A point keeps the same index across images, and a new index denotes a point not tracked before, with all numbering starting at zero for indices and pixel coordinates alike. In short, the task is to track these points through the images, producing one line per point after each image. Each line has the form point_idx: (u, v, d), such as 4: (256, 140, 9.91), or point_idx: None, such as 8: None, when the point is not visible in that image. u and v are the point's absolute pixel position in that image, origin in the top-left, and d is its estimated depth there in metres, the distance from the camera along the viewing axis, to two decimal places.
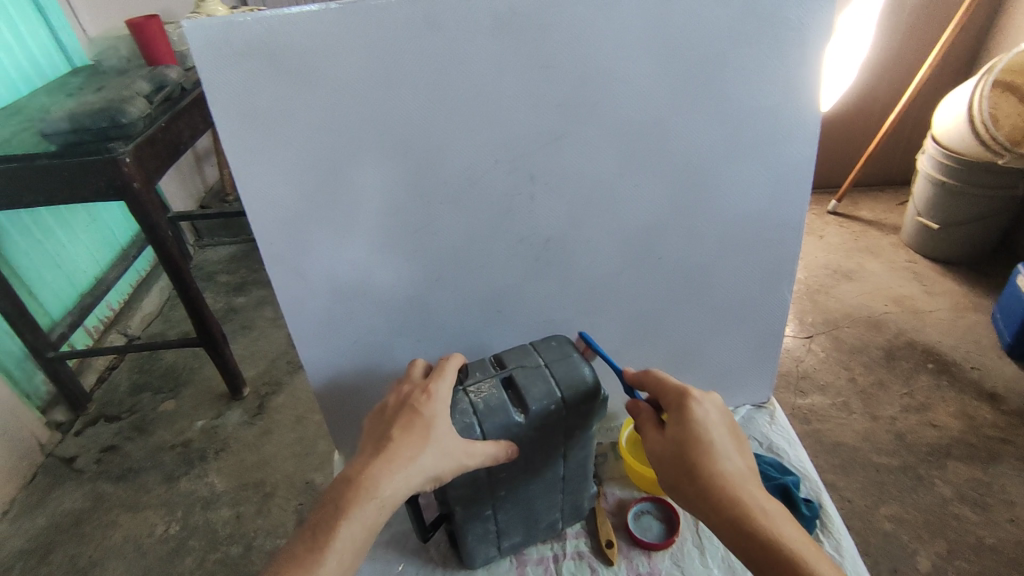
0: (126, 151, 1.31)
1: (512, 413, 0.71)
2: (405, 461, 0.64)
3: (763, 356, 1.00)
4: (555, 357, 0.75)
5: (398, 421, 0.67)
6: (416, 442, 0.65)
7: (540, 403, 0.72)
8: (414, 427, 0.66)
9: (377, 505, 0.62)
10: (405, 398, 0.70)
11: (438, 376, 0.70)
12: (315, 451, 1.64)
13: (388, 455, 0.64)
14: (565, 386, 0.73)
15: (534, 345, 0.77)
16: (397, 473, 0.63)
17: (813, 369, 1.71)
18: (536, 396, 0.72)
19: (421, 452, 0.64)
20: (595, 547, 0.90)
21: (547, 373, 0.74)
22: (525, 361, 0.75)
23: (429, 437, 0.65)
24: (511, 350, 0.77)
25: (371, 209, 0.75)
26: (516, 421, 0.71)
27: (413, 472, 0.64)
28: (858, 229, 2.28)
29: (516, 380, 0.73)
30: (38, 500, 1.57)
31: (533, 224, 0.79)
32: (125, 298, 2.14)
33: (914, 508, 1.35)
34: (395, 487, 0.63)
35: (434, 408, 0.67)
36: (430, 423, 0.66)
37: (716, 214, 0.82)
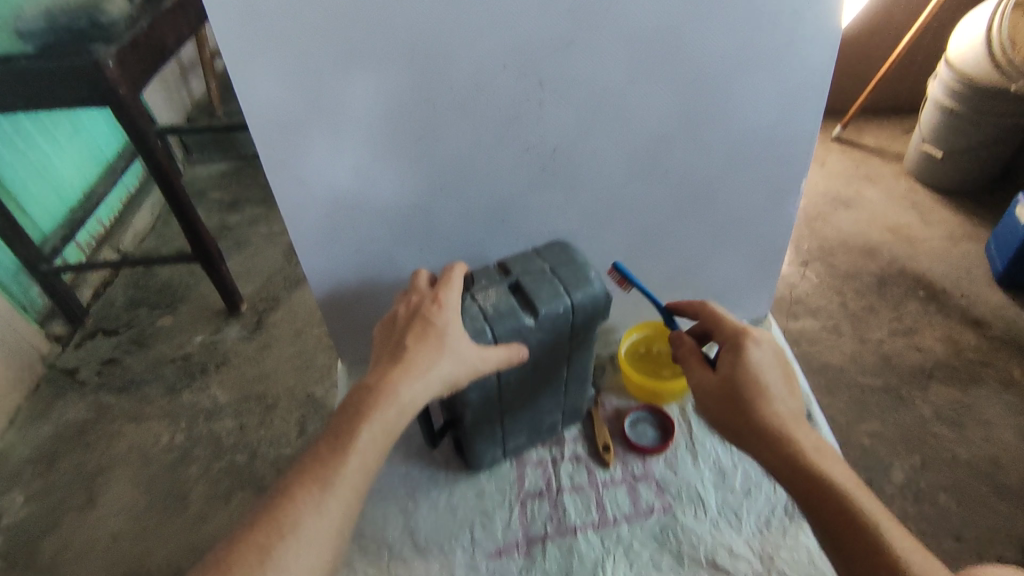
0: (109, 53, 1.24)
1: (522, 316, 0.72)
2: (421, 369, 0.64)
3: (764, 272, 1.01)
4: (559, 264, 0.77)
5: (412, 331, 0.66)
6: (432, 352, 0.65)
7: (550, 305, 0.73)
8: (428, 337, 0.66)
9: (398, 411, 0.62)
10: (416, 308, 0.69)
11: (446, 285, 0.71)
12: (315, 366, 1.66)
13: (405, 362, 0.64)
14: (572, 289, 0.74)
15: (536, 252, 0.79)
16: (417, 379, 0.63)
17: (807, 294, 1.73)
18: (546, 298, 0.73)
19: (438, 360, 0.65)
20: (592, 451, 0.94)
21: (553, 277, 0.75)
22: (531, 268, 0.77)
23: (443, 346, 0.65)
24: (513, 258, 0.78)
25: (374, 113, 0.72)
26: (527, 323, 0.72)
27: (431, 379, 0.64)
28: (860, 156, 2.25)
29: (523, 286, 0.74)
30: (43, 410, 1.60)
31: (542, 132, 0.77)
32: (115, 214, 2.09)
33: (893, 425, 1.42)
34: (415, 393, 0.63)
35: (447, 318, 0.68)
36: (443, 331, 0.67)
37: (728, 126, 0.80)
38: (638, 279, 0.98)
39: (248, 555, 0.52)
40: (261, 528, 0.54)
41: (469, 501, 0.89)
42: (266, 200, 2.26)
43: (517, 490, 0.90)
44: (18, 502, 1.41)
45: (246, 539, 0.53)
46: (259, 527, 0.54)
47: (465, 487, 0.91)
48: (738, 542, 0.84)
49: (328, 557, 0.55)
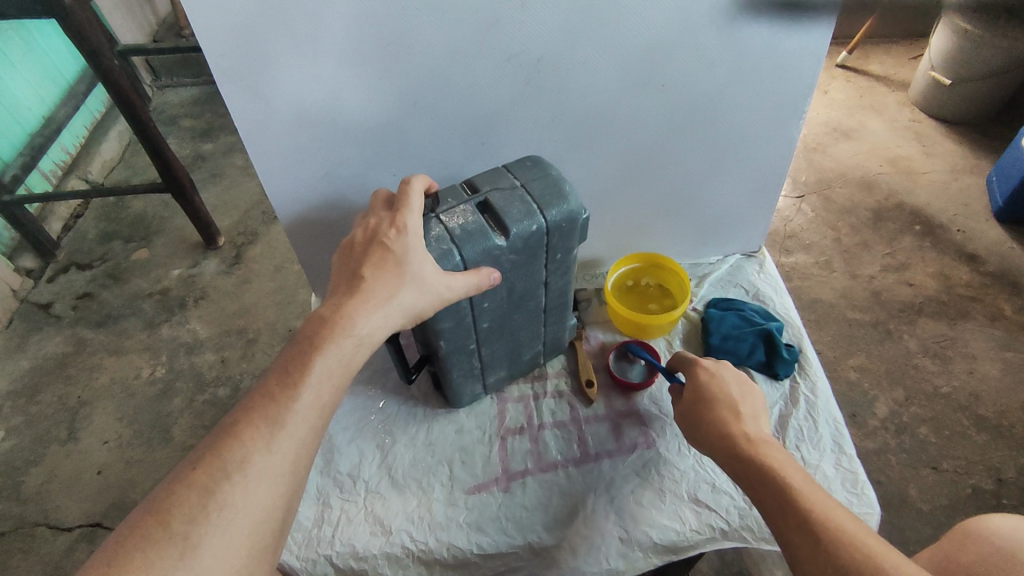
0: None
1: (493, 237, 0.67)
2: (380, 300, 0.60)
3: (760, 199, 0.96)
4: (531, 178, 0.71)
5: (370, 260, 0.61)
6: (392, 281, 0.60)
7: (522, 224, 0.68)
8: (386, 267, 0.61)
9: (355, 344, 0.58)
10: (374, 232, 0.64)
11: (406, 206, 0.64)
12: (296, 300, 1.63)
13: (362, 294, 0.59)
14: (545, 205, 0.68)
15: (507, 166, 0.72)
16: (375, 311, 0.59)
17: (801, 229, 1.69)
18: (517, 216, 0.67)
19: (400, 289, 0.60)
20: (575, 387, 0.92)
21: (525, 193, 0.69)
22: (500, 184, 0.70)
23: (404, 274, 0.61)
24: (481, 174, 0.72)
25: (337, 16, 0.64)
26: (497, 244, 0.67)
27: (391, 311, 0.60)
28: (865, 84, 2.15)
29: (492, 204, 0.68)
30: (19, 343, 1.56)
31: (525, 39, 0.69)
32: (81, 141, 1.98)
33: (879, 359, 1.41)
34: (374, 325, 0.59)
35: (407, 243, 0.62)
36: (403, 259, 0.61)
37: (732, 34, 0.72)
38: (627, 206, 0.93)
39: (191, 495, 0.49)
40: (205, 467, 0.51)
41: (448, 437, 0.88)
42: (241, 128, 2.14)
43: (497, 426, 0.89)
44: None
45: (187, 480, 0.50)
46: (204, 466, 0.51)
47: (445, 422, 0.89)
48: (721, 479, 0.83)
49: (277, 498, 0.52)
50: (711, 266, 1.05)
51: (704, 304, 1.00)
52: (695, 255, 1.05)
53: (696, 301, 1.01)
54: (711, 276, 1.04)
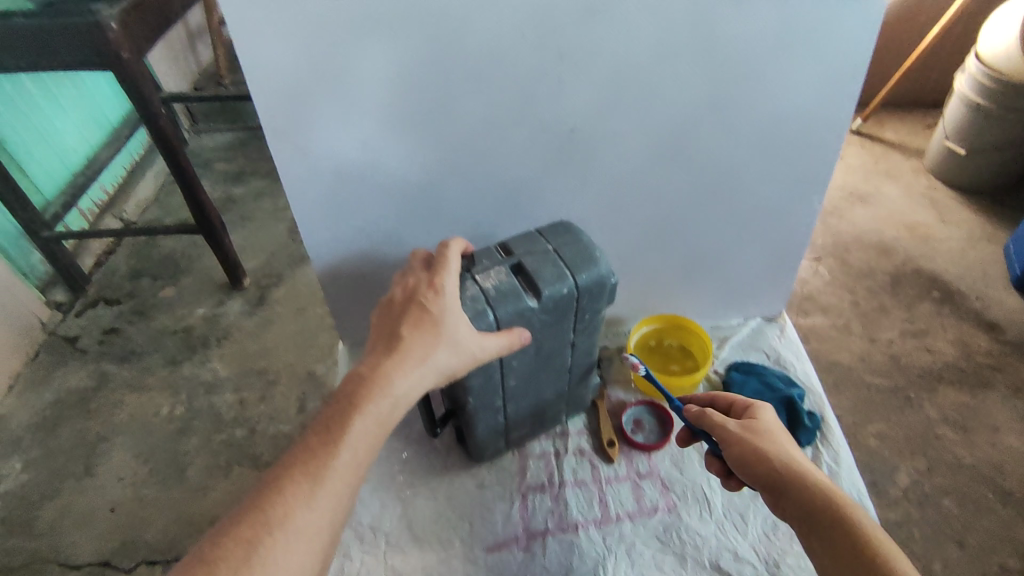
0: (112, 15, 1.21)
1: (524, 299, 0.70)
2: (416, 358, 0.61)
3: (781, 267, 0.98)
4: (563, 244, 0.74)
5: (407, 319, 0.64)
6: (428, 340, 0.63)
7: (554, 287, 0.70)
8: (424, 325, 0.63)
9: (391, 401, 0.60)
10: (412, 292, 0.67)
11: (444, 268, 0.68)
12: (317, 343, 1.65)
13: (400, 352, 0.61)
14: (575, 269, 0.71)
15: (539, 231, 0.76)
16: (414, 370, 0.61)
17: (818, 291, 1.70)
18: (549, 279, 0.70)
19: (436, 348, 0.63)
20: (596, 445, 0.92)
21: (557, 258, 0.72)
22: (533, 248, 0.73)
23: (440, 334, 0.63)
24: (515, 238, 0.75)
25: (386, 85, 0.69)
26: (529, 305, 0.70)
27: (426, 370, 0.62)
28: (879, 150, 2.20)
29: (525, 267, 0.71)
30: (44, 375, 1.59)
31: (559, 110, 0.74)
32: (119, 181, 2.07)
33: (899, 426, 1.40)
34: (410, 384, 0.61)
35: (444, 303, 0.65)
36: (440, 319, 0.64)
37: (755, 111, 0.76)
38: (649, 268, 0.96)
39: (236, 550, 0.50)
40: (247, 521, 0.52)
41: (469, 491, 0.88)
42: (272, 173, 2.23)
43: (518, 482, 0.89)
44: (17, 468, 1.41)
45: (230, 534, 0.51)
46: (246, 521, 0.52)
47: (466, 477, 0.89)
48: (744, 547, 0.83)
49: (313, 557, 0.53)
50: (733, 328, 1.07)
51: (725, 367, 1.01)
52: (716, 317, 1.07)
53: (717, 363, 1.02)
54: (732, 339, 1.05)
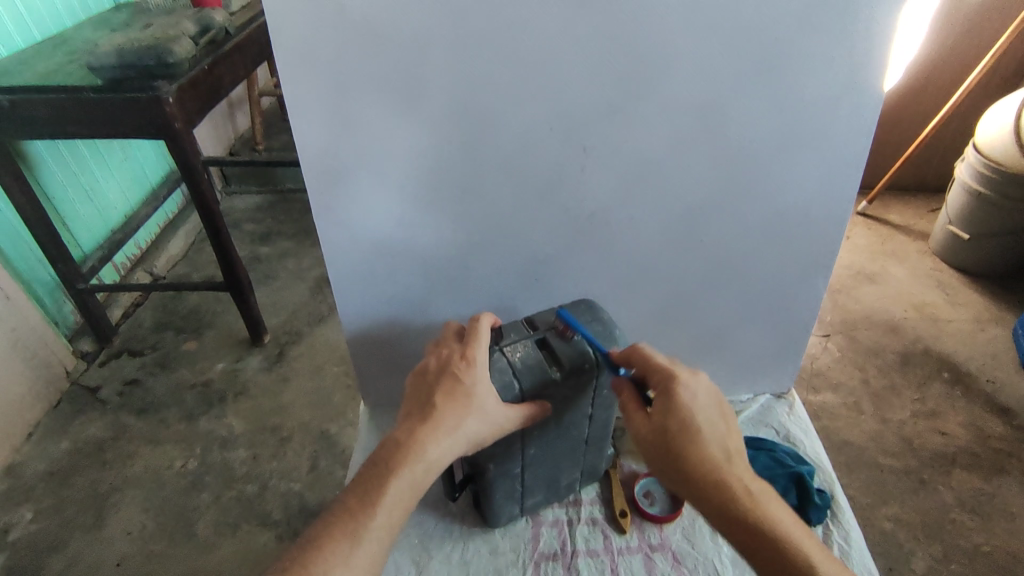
0: (169, 90, 1.31)
1: (548, 371, 0.74)
2: (448, 428, 0.66)
3: (790, 346, 1.01)
4: (587, 322, 0.79)
5: (440, 388, 0.68)
6: (461, 410, 0.67)
7: (576, 361, 0.74)
8: (456, 395, 0.67)
9: (423, 467, 0.65)
10: (445, 362, 0.71)
11: (475, 341, 0.72)
12: (331, 402, 1.68)
13: (433, 422, 0.65)
14: (597, 345, 0.76)
15: (563, 310, 0.81)
16: (446, 440, 0.66)
17: (827, 368, 1.72)
18: (571, 354, 0.75)
19: (466, 418, 0.67)
20: (608, 515, 0.93)
21: (580, 335, 0.77)
22: (558, 324, 0.78)
23: (471, 406, 0.67)
24: (542, 314, 0.80)
25: (421, 165, 0.76)
26: (553, 377, 0.74)
27: (457, 440, 0.66)
28: (885, 232, 2.26)
29: (550, 341, 0.76)
30: (63, 424, 1.62)
31: (580, 196, 0.81)
32: (152, 238, 2.17)
33: (913, 509, 1.38)
34: (442, 452, 0.65)
35: (475, 375, 0.69)
36: (471, 391, 0.68)
37: (761, 202, 0.82)
38: (662, 342, 1.00)
39: None
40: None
41: (482, 557, 0.89)
42: (297, 235, 2.32)
43: (531, 549, 0.89)
44: (28, 516, 1.41)
45: None
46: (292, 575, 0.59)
47: (479, 542, 0.90)
48: None
49: None
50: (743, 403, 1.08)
51: None
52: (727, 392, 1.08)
53: None
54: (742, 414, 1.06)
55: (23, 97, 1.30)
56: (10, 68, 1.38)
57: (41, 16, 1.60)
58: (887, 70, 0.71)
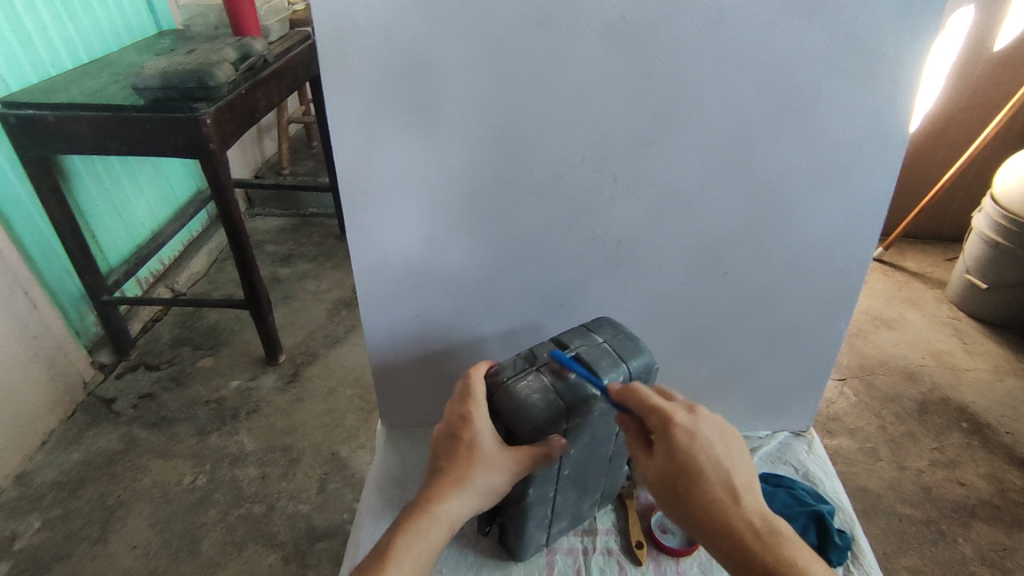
0: (208, 112, 1.37)
1: (587, 386, 0.73)
2: (456, 483, 0.68)
3: (812, 383, 1.00)
4: (612, 337, 0.80)
5: (445, 451, 0.71)
6: (465, 466, 0.69)
7: (611, 374, 0.74)
8: (460, 451, 0.70)
9: (433, 522, 0.67)
10: (448, 421, 0.73)
11: (471, 394, 0.74)
12: (343, 424, 1.68)
13: (443, 479, 0.69)
14: (626, 357, 0.77)
15: (589, 326, 0.82)
16: (458, 495, 0.68)
17: (844, 413, 1.70)
18: (607, 367, 0.74)
19: (474, 469, 0.68)
20: (624, 546, 0.92)
21: (609, 348, 0.77)
22: (588, 341, 0.78)
23: (475, 457, 0.69)
24: (569, 332, 0.80)
25: (455, 189, 0.79)
26: (592, 392, 0.74)
27: (466, 493, 0.68)
28: (902, 279, 2.26)
29: (583, 357, 0.75)
30: (76, 435, 1.62)
31: (607, 226, 0.82)
32: (176, 255, 2.21)
33: (933, 561, 1.34)
34: (451, 505, 0.68)
35: (476, 427, 0.71)
36: (474, 443, 0.70)
37: (787, 239, 0.84)
38: (681, 374, 1.00)
39: None
40: None
41: None
42: (317, 257, 2.36)
43: None
44: (35, 526, 1.41)
45: None
46: None
47: (493, 570, 0.88)
48: None
49: None
50: (762, 439, 1.07)
51: None
52: (746, 427, 1.08)
53: None
54: (761, 450, 1.05)
55: (69, 114, 1.36)
56: (58, 87, 1.45)
57: (89, 39, 1.68)
58: (913, 113, 0.73)
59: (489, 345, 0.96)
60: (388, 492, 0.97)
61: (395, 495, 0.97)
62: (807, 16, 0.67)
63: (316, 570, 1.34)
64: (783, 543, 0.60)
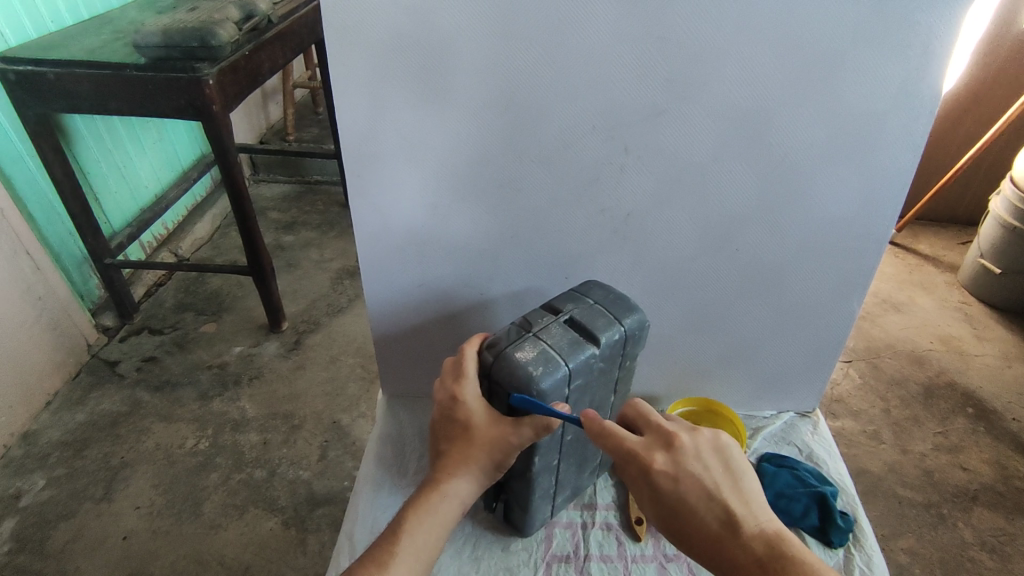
0: (210, 73, 1.33)
1: (586, 347, 0.72)
2: (458, 463, 0.69)
3: (818, 364, 0.99)
4: (604, 298, 0.79)
5: (445, 435, 0.71)
6: (465, 447, 0.69)
7: (608, 333, 0.73)
8: (457, 434, 0.70)
9: (442, 497, 0.68)
10: (441, 405, 0.72)
11: (463, 374, 0.72)
12: (345, 393, 1.68)
13: (446, 460, 0.70)
14: (621, 316, 0.76)
15: (581, 290, 0.80)
16: (461, 473, 0.69)
17: (848, 395, 1.69)
18: (603, 327, 0.74)
19: (473, 450, 0.69)
20: (624, 521, 0.91)
21: (602, 308, 0.76)
22: (580, 303, 0.77)
23: (472, 437, 0.70)
24: (561, 298, 0.79)
25: (461, 155, 0.76)
26: (593, 352, 0.72)
27: (471, 469, 0.69)
28: (914, 262, 2.22)
29: (577, 320, 0.74)
30: (80, 397, 1.63)
31: (617, 198, 0.80)
32: (179, 220, 2.19)
33: (931, 545, 1.34)
34: (458, 482, 0.69)
35: (469, 408, 0.70)
36: (469, 424, 0.70)
37: (802, 215, 0.81)
38: (687, 353, 0.98)
39: None
40: None
41: (494, 555, 0.86)
42: (321, 226, 2.34)
43: (543, 550, 0.87)
44: (40, 484, 1.42)
45: None
46: None
47: (492, 542, 0.88)
48: None
49: None
50: (765, 419, 1.06)
51: (757, 457, 0.99)
52: (750, 407, 1.07)
53: (748, 453, 1.00)
54: (765, 430, 1.04)
55: (69, 72, 1.33)
56: (58, 43, 1.41)
57: None
58: (942, 85, 0.69)
59: (492, 315, 0.95)
60: (388, 461, 0.97)
61: (395, 465, 0.96)
62: None
63: (316, 536, 1.35)
64: (791, 565, 0.57)
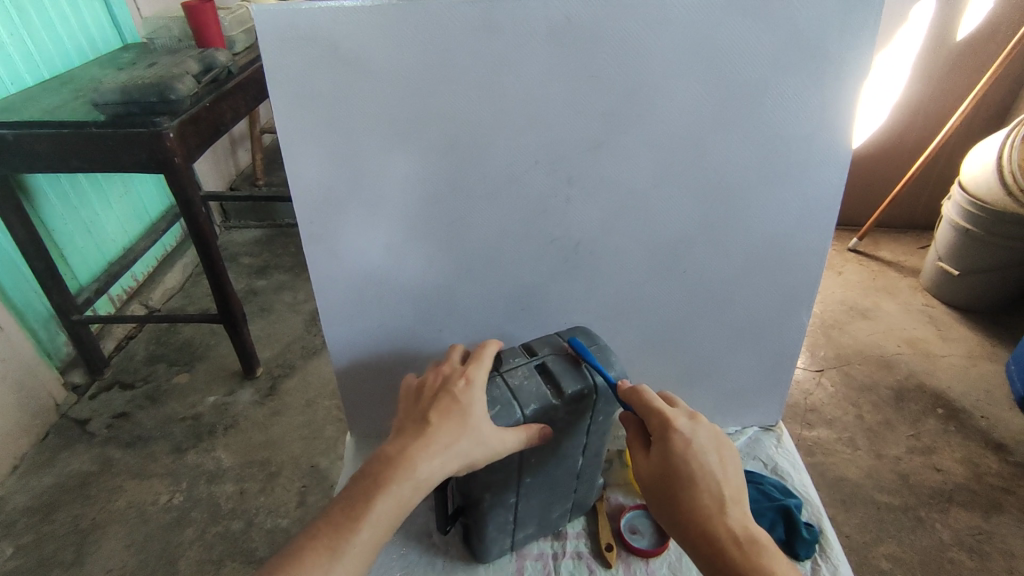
0: (171, 126, 1.34)
1: (546, 396, 0.74)
2: (442, 443, 0.65)
3: (775, 377, 1.01)
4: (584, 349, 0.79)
5: (436, 407, 0.68)
6: (454, 428, 0.66)
7: (573, 387, 0.74)
8: (453, 414, 0.67)
9: (413, 479, 0.64)
10: (444, 382, 0.72)
11: (477, 362, 0.73)
12: (323, 436, 1.67)
13: (428, 438, 0.66)
14: (597, 371, 0.76)
15: (562, 336, 0.82)
16: (440, 454, 0.65)
17: (822, 404, 1.72)
18: (570, 381, 0.74)
19: (460, 438, 0.66)
20: (594, 549, 0.91)
21: (580, 360, 0.77)
22: (558, 351, 0.79)
23: (467, 425, 0.67)
24: (538, 340, 0.81)
25: (409, 196, 0.78)
26: (552, 403, 0.73)
27: (450, 458, 0.65)
28: (878, 269, 2.28)
29: (549, 367, 0.76)
30: (48, 459, 1.59)
31: (565, 227, 0.82)
32: (150, 270, 2.18)
33: (912, 549, 1.35)
34: (433, 468, 0.65)
35: (472, 396, 0.69)
36: (467, 411, 0.68)
37: (743, 236, 0.84)
38: (649, 374, 1.00)
39: None
40: None
41: None
42: (294, 268, 2.34)
43: None
44: (7, 552, 1.38)
45: None
46: None
47: None
48: None
49: None
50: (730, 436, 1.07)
51: None
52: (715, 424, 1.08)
53: None
54: None
55: (27, 132, 1.34)
56: (18, 105, 1.42)
57: (50, 54, 1.65)
58: (858, 107, 0.74)
59: None
60: None
61: None
62: (749, 15, 0.67)
63: None
64: (761, 553, 0.62)
